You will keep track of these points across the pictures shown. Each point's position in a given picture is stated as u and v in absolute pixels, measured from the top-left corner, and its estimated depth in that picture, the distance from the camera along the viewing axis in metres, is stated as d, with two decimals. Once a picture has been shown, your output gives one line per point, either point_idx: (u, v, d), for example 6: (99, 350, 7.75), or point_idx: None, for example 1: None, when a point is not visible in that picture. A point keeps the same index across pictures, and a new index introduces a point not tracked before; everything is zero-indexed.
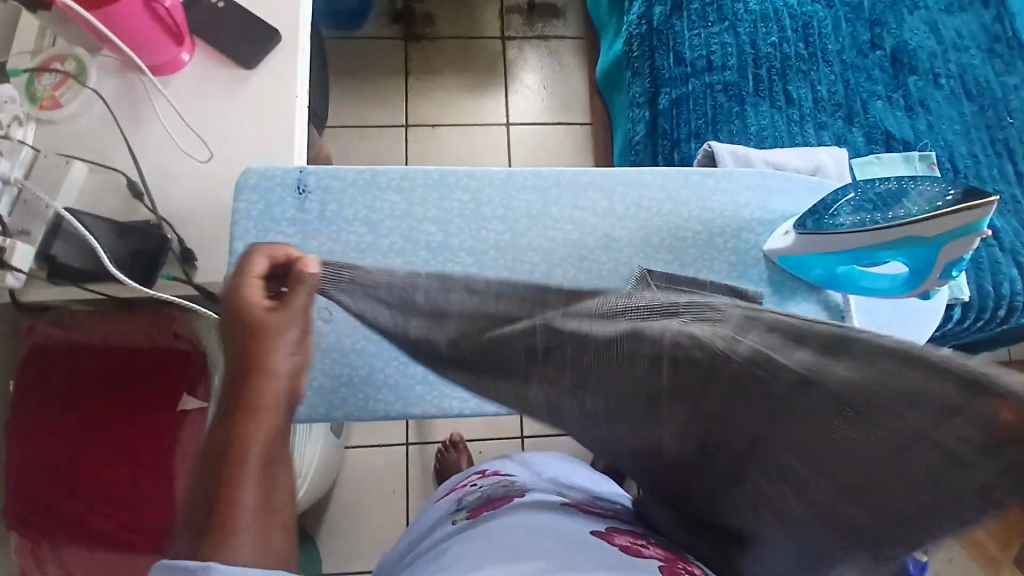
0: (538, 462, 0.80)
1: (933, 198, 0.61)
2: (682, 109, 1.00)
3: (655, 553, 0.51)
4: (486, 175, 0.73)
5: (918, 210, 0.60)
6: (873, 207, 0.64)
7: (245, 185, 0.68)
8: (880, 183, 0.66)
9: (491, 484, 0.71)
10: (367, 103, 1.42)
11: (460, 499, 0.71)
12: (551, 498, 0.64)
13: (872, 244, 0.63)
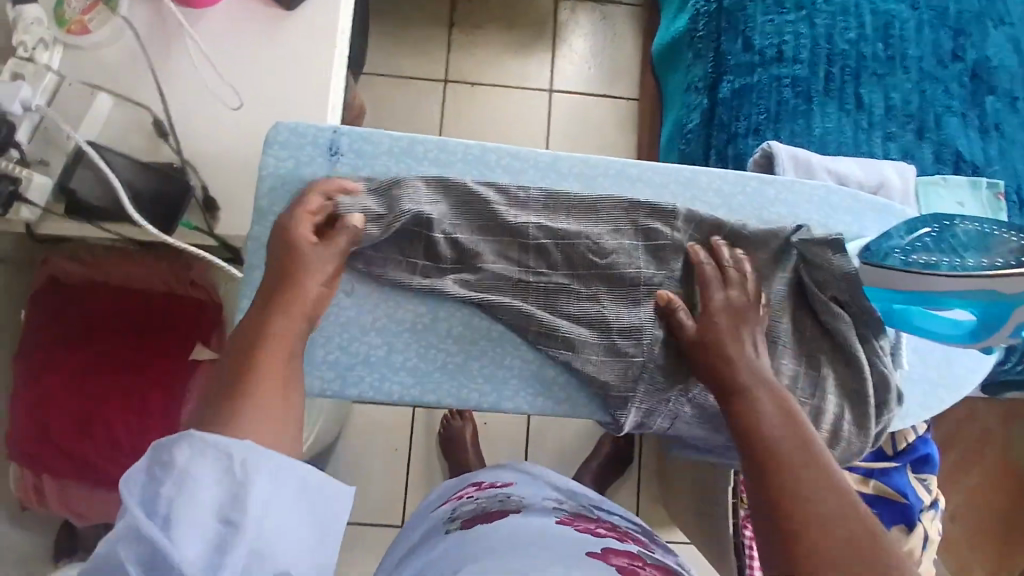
0: (534, 469, 0.80)
1: (1012, 253, 0.58)
2: (745, 100, 0.93)
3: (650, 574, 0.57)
4: (531, 157, 0.68)
5: (994, 263, 0.58)
6: (948, 249, 0.61)
7: (274, 140, 0.63)
8: (959, 224, 0.62)
9: (487, 497, 0.73)
10: (407, 52, 1.35)
11: (455, 510, 0.72)
12: (546, 515, 0.67)
13: (944, 290, 0.60)
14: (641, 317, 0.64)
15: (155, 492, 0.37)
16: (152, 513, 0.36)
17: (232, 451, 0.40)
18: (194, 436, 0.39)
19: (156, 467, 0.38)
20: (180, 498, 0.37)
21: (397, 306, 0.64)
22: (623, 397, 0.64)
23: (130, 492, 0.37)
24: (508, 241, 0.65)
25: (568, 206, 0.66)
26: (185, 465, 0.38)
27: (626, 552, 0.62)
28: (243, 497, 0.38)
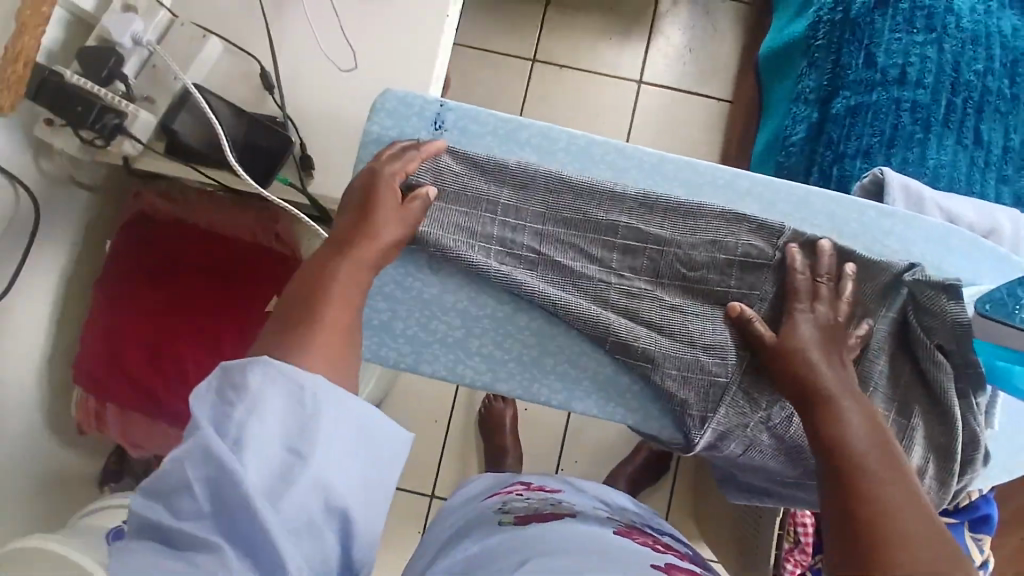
0: (582, 483, 0.82)
1: None
2: (857, 120, 0.87)
3: None
4: (636, 156, 0.66)
5: None
6: None
7: (381, 107, 0.63)
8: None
9: (538, 498, 0.74)
10: (499, 27, 1.32)
11: (506, 503, 0.73)
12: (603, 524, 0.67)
13: None
14: (727, 337, 0.62)
15: (227, 412, 0.38)
16: (222, 431, 0.37)
17: (301, 382, 0.40)
18: (268, 363, 0.40)
19: (230, 387, 0.39)
20: (250, 420, 0.37)
21: (482, 291, 0.63)
22: (700, 418, 0.62)
23: (203, 411, 0.38)
24: (599, 240, 0.64)
25: (664, 210, 0.64)
26: (257, 389, 0.38)
27: (687, 568, 0.62)
28: (311, 431, 0.39)
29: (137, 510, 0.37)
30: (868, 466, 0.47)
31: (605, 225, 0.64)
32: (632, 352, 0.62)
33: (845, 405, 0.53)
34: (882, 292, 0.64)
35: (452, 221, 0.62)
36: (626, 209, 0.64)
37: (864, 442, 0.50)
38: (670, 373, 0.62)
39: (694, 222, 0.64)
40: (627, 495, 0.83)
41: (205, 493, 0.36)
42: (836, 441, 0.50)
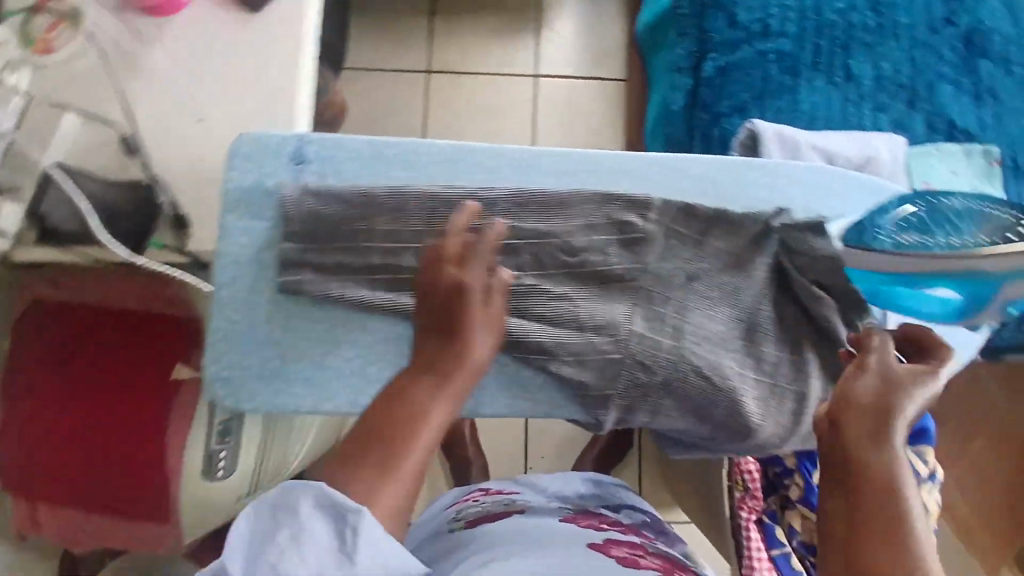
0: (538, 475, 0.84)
1: (997, 230, 0.56)
2: (729, 79, 0.90)
3: (652, 564, 0.61)
4: (504, 155, 0.66)
5: (978, 242, 0.56)
6: (935, 229, 0.59)
7: (236, 152, 0.62)
8: (943, 202, 0.62)
9: (493, 500, 0.76)
10: (388, 43, 1.32)
11: (460, 510, 0.76)
12: (553, 515, 0.72)
13: (930, 273, 0.57)
14: (614, 313, 0.64)
15: (275, 533, 0.42)
16: (267, 552, 0.42)
17: (343, 511, 0.42)
18: (316, 489, 0.43)
19: (279, 509, 0.43)
20: (285, 549, 0.41)
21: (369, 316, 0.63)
22: (602, 396, 0.64)
23: (257, 526, 0.43)
24: (479, 245, 0.64)
25: (536, 205, 0.65)
26: (306, 515, 0.42)
27: (630, 542, 0.67)
28: (344, 562, 0.41)
29: None
30: (885, 478, 0.45)
31: (479, 228, 0.64)
32: (528, 348, 0.63)
33: (887, 402, 0.49)
34: (755, 241, 0.66)
35: (326, 258, 0.62)
36: (496, 209, 0.64)
37: (894, 445, 0.46)
38: (567, 360, 0.63)
39: (564, 209, 0.65)
40: (581, 474, 0.84)
41: None
42: (861, 438, 0.47)
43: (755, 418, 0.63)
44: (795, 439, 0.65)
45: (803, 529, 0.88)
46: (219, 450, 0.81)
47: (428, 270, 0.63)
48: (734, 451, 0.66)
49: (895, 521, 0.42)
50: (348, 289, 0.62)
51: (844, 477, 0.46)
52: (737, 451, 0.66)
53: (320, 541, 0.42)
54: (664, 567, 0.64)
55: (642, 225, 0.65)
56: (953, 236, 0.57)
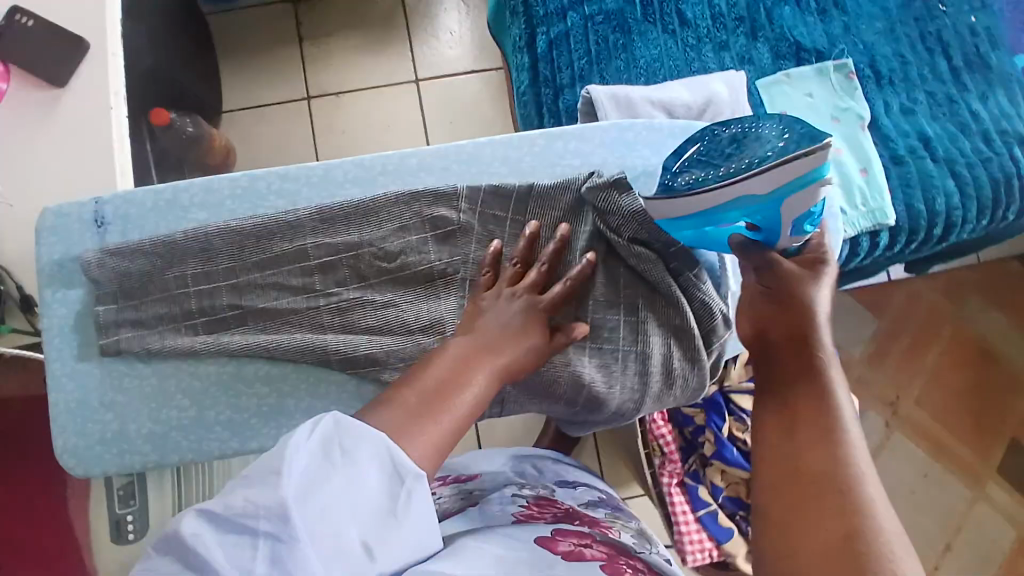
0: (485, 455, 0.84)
1: (767, 146, 0.55)
2: (562, 49, 0.88)
3: (595, 552, 0.52)
4: (303, 174, 0.67)
5: (755, 163, 0.55)
6: (717, 160, 0.58)
7: (42, 228, 0.64)
8: (722, 131, 0.60)
9: (449, 496, 0.76)
10: (262, 79, 1.32)
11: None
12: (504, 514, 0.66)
13: (719, 206, 0.57)
14: (437, 309, 0.63)
15: (330, 472, 0.41)
16: (311, 492, 0.39)
17: (403, 474, 0.43)
18: (387, 445, 0.44)
19: (338, 449, 0.42)
20: (340, 492, 0.40)
21: (199, 361, 0.63)
22: None
23: (305, 457, 0.40)
24: (294, 268, 0.64)
25: (344, 219, 0.64)
26: (364, 465, 0.42)
27: (578, 532, 0.58)
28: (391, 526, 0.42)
29: (182, 533, 0.38)
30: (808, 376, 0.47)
31: (287, 251, 0.64)
32: (360, 360, 0.63)
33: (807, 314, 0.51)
34: (571, 211, 0.65)
35: (143, 314, 0.62)
36: (301, 229, 0.64)
37: (821, 347, 0.49)
38: (400, 364, 0.62)
39: (371, 216, 0.64)
40: (512, 452, 0.84)
41: (264, 551, 0.37)
42: (790, 349, 0.49)
43: (598, 385, 0.63)
44: (650, 400, 0.65)
45: (726, 484, 0.87)
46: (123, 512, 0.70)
47: (242, 303, 0.63)
48: (593, 419, 0.66)
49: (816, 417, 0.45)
50: (166, 338, 0.62)
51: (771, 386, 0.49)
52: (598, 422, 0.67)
53: (371, 496, 0.42)
54: (610, 555, 0.53)
55: (454, 216, 0.64)
56: (726, 163, 0.56)
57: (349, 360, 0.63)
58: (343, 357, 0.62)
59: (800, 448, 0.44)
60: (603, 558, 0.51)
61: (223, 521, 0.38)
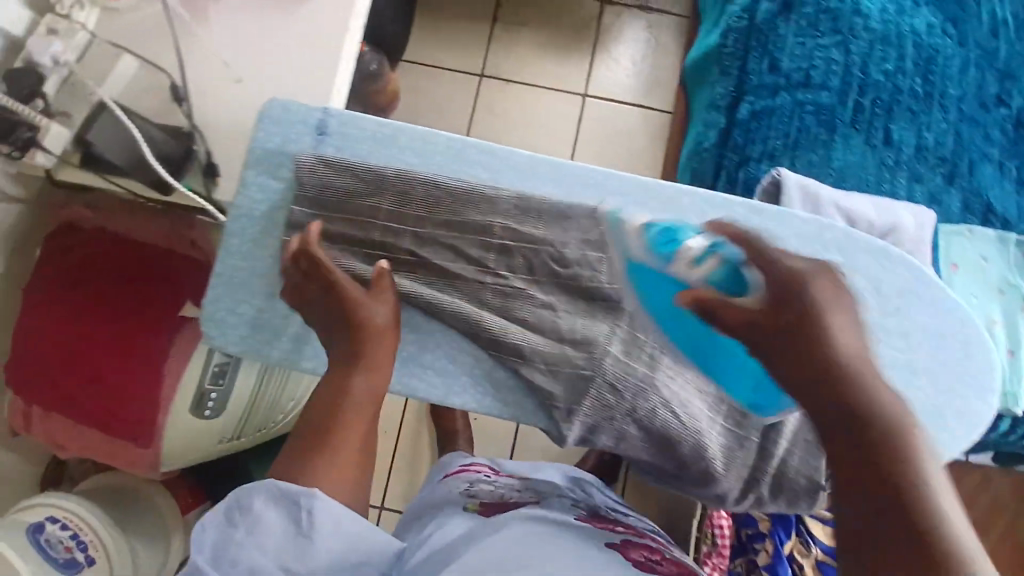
0: (543, 466, 0.89)
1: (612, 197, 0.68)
2: (763, 123, 0.88)
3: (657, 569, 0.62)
4: (507, 156, 0.67)
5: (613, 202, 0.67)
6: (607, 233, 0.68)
7: (266, 115, 0.67)
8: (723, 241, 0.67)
9: (505, 484, 0.82)
10: (447, 43, 1.37)
11: (473, 484, 0.81)
12: (569, 513, 0.74)
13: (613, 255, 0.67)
14: (592, 330, 0.65)
15: (233, 532, 0.52)
16: (224, 552, 0.52)
17: (295, 498, 0.53)
18: (269, 486, 0.53)
19: (237, 510, 0.53)
20: (246, 543, 0.52)
21: (362, 289, 0.66)
22: (567, 411, 0.63)
23: (211, 532, 0.53)
24: (476, 241, 0.67)
25: (536, 213, 0.66)
26: (259, 510, 0.53)
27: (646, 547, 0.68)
28: (306, 544, 0.52)
29: None
30: (907, 467, 0.43)
31: (479, 225, 0.66)
32: (507, 348, 0.65)
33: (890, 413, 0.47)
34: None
35: (332, 229, 0.66)
36: (497, 209, 0.66)
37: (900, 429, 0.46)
38: (541, 367, 0.64)
39: (563, 221, 0.66)
40: (564, 469, 0.89)
41: None
42: (877, 441, 0.45)
43: (712, 458, 0.64)
44: (753, 498, 0.66)
45: None
46: (211, 390, 0.83)
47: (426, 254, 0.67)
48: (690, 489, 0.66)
49: (922, 519, 0.40)
50: (350, 256, 0.66)
51: (862, 473, 0.44)
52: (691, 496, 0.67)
53: (270, 526, 0.52)
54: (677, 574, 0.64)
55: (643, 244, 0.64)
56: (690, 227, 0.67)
57: (498, 343, 0.65)
58: (493, 338, 0.65)
59: (911, 545, 0.39)
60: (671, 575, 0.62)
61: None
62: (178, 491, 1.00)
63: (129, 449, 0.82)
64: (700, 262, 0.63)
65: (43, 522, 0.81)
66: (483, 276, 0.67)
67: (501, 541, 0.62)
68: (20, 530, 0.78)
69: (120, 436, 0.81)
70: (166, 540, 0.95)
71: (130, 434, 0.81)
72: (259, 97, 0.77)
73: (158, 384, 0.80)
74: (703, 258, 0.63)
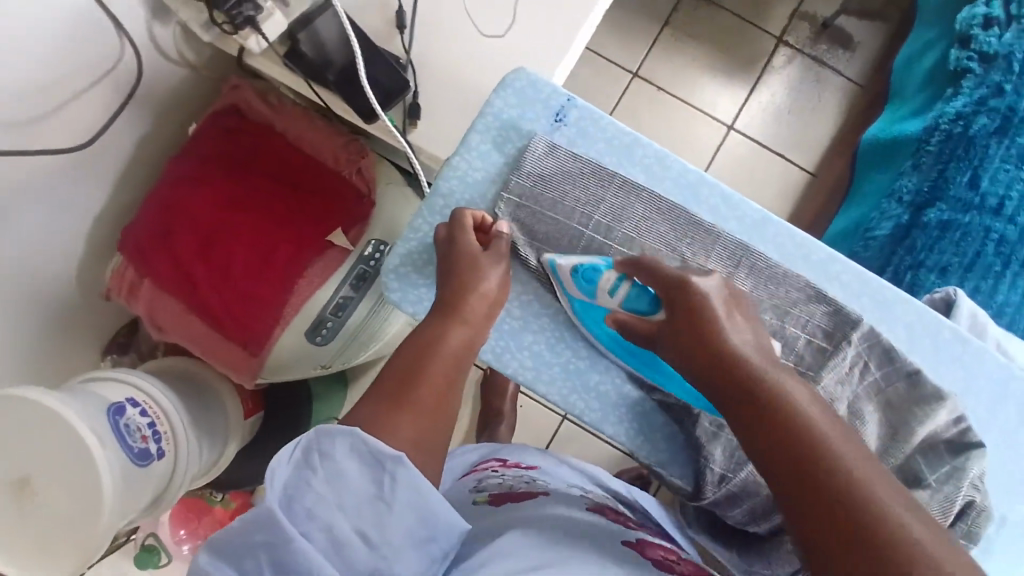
0: (551, 458, 0.82)
1: (572, 141, 0.66)
2: (946, 236, 0.87)
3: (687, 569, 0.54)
4: (741, 210, 0.65)
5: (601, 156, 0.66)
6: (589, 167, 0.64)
7: (511, 82, 0.65)
8: (593, 143, 0.66)
9: (514, 475, 0.74)
10: (611, 31, 1.31)
11: (481, 482, 0.74)
12: (575, 500, 0.65)
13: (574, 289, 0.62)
14: None
15: (306, 479, 0.43)
16: (295, 498, 0.42)
17: (382, 460, 0.44)
18: (358, 437, 0.44)
19: (316, 453, 0.44)
20: (325, 497, 0.42)
21: (548, 291, 0.65)
22: (719, 476, 0.60)
23: (275, 481, 0.42)
24: None
25: (753, 264, 0.63)
26: (340, 460, 0.44)
27: (662, 545, 0.59)
28: (383, 509, 0.43)
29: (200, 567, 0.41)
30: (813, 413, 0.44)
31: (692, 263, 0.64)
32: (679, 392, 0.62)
33: None
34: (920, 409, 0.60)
35: (538, 223, 0.64)
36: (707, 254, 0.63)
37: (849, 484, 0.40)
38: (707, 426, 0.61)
39: (773, 283, 0.63)
40: (568, 462, 0.82)
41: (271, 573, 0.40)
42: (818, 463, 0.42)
43: None
44: None
45: None
46: (329, 319, 0.80)
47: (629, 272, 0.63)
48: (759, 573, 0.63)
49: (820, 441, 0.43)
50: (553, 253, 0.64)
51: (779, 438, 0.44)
52: None
53: (346, 481, 0.43)
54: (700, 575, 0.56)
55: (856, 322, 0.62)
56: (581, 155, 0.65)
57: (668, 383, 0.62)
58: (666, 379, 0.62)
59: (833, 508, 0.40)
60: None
61: (232, 543, 0.40)
62: (243, 397, 1.00)
63: (237, 354, 0.79)
64: (614, 292, 0.59)
65: (124, 405, 0.77)
66: None
67: (559, 539, 0.53)
68: (101, 409, 0.74)
69: (229, 338, 0.78)
70: (222, 441, 0.95)
71: (244, 340, 0.78)
72: (481, 49, 0.72)
73: (287, 297, 0.77)
74: (617, 285, 0.59)
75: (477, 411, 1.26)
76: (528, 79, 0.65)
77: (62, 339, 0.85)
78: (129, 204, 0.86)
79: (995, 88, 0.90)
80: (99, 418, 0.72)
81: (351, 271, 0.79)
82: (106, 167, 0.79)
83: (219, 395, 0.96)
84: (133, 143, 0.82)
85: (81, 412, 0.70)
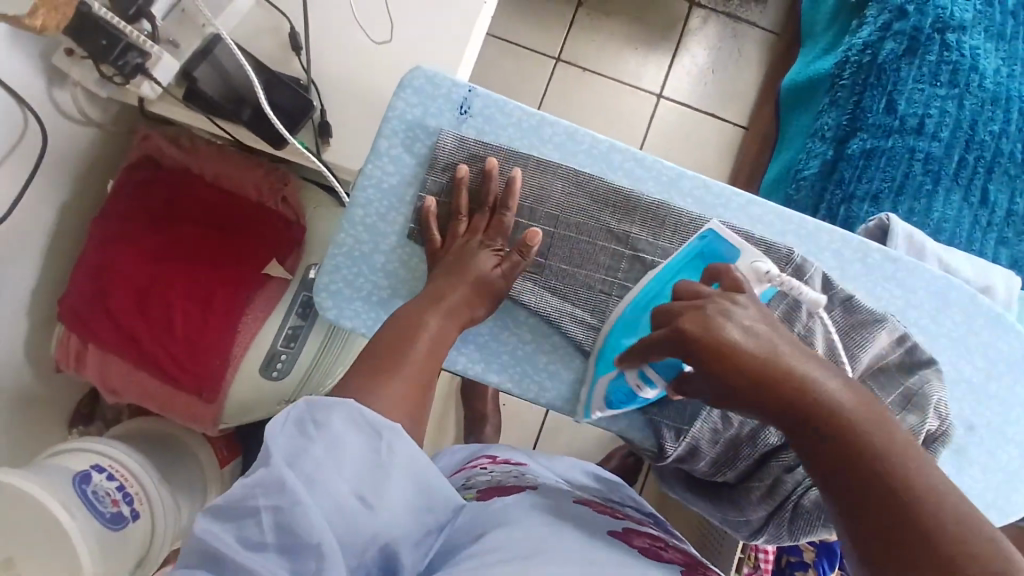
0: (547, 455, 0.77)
1: (479, 131, 0.65)
2: (872, 163, 0.88)
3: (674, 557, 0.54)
4: (657, 168, 0.66)
5: (507, 140, 0.65)
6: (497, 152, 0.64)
7: (409, 83, 0.64)
8: (499, 131, 0.66)
9: (502, 471, 0.70)
10: (527, 21, 1.32)
11: (469, 479, 0.70)
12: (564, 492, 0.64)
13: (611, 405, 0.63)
14: None
15: None
16: None
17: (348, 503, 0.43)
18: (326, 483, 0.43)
19: None
20: (324, 462, 0.40)
21: None
22: (676, 432, 0.65)
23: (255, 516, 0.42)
24: (609, 248, 0.65)
25: (675, 222, 0.64)
26: None
27: (650, 533, 0.59)
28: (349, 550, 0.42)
29: None
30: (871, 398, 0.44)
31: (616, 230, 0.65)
32: None
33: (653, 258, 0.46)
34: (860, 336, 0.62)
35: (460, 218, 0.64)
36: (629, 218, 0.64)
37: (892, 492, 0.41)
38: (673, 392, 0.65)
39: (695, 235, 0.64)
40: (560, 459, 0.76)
41: None
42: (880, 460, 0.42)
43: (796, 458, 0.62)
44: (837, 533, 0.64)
45: None
46: (282, 351, 0.79)
47: (556, 251, 0.65)
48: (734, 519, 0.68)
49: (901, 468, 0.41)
50: None
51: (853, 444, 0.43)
52: (742, 531, 0.69)
53: None
54: (686, 563, 0.55)
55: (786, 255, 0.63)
56: (489, 142, 0.65)
57: None
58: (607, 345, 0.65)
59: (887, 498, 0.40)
60: (681, 565, 0.53)
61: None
62: (216, 444, 0.99)
63: (194, 401, 0.79)
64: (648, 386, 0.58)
65: (90, 472, 0.76)
66: (596, 277, 0.65)
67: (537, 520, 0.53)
68: (66, 478, 0.73)
69: (182, 387, 0.77)
70: (200, 495, 0.94)
71: (199, 387, 0.77)
72: (381, 56, 0.73)
73: (235, 336, 0.76)
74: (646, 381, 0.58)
75: (460, 417, 1.25)
76: (425, 77, 0.65)
77: (20, 419, 0.83)
78: (64, 270, 0.85)
79: (897, 10, 0.91)
80: (63, 488, 0.71)
81: (293, 301, 0.79)
82: (31, 238, 0.78)
83: (190, 449, 0.95)
84: (55, 208, 0.81)
85: (43, 483, 0.69)
